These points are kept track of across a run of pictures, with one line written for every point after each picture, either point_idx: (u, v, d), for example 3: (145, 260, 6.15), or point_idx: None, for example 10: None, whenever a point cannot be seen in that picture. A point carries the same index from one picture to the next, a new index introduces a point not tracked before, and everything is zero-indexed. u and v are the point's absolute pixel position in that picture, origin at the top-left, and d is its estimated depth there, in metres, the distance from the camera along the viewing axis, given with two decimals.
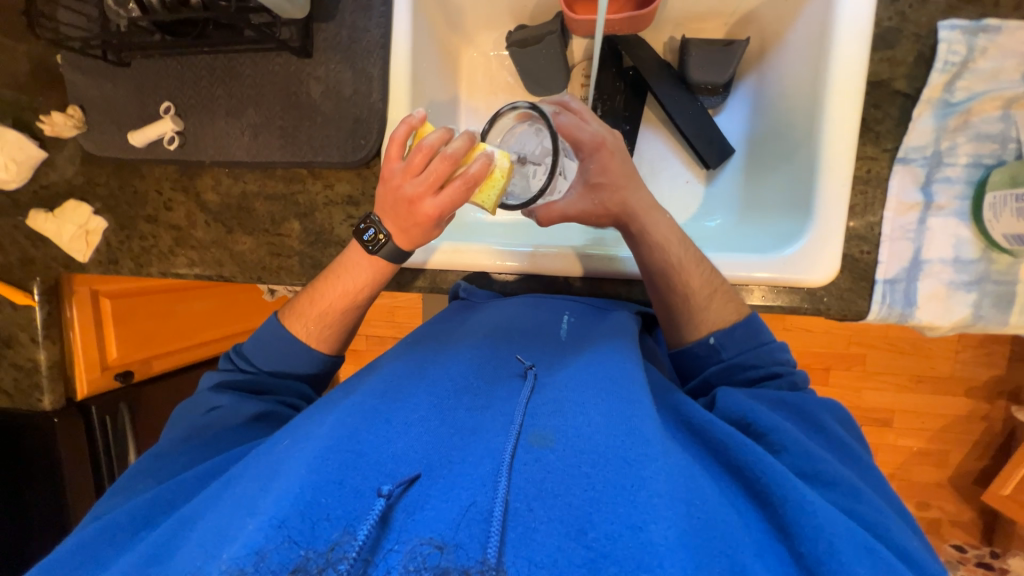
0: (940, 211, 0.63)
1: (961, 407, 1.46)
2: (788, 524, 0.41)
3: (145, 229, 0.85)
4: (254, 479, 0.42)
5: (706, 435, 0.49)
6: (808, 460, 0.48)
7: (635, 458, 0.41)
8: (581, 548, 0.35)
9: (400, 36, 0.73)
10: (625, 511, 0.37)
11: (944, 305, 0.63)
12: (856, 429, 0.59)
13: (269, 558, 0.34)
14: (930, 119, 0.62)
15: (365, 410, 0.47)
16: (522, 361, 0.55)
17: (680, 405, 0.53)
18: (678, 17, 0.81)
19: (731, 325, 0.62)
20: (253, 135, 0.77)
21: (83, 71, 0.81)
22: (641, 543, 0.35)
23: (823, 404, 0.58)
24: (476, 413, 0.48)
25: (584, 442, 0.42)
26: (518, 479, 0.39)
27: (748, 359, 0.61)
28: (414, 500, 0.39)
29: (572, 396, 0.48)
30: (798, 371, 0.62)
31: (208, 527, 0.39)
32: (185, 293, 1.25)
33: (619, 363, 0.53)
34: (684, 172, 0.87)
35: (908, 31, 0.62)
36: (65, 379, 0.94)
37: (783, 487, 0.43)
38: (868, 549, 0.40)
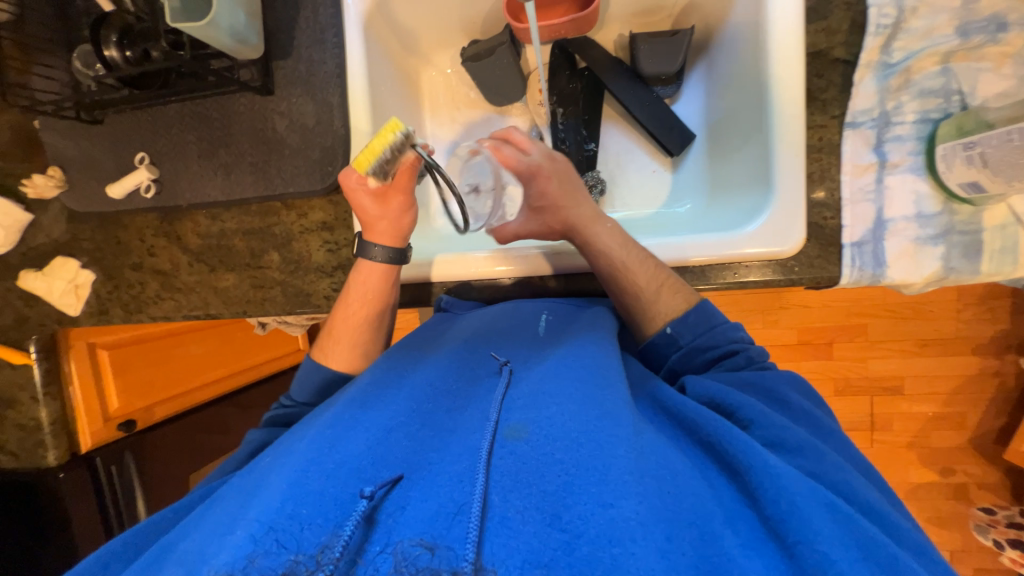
0: (895, 168, 0.64)
1: (970, 366, 1.44)
2: (755, 489, 0.41)
3: (132, 277, 0.87)
4: (237, 496, 0.41)
5: (678, 417, 0.50)
6: (774, 430, 0.49)
7: (606, 438, 0.41)
8: (556, 533, 0.35)
9: (356, 64, 0.75)
10: (598, 491, 0.37)
11: (913, 261, 0.64)
12: (813, 390, 0.61)
13: (262, 563, 0.33)
14: (872, 81, 0.63)
15: (343, 418, 0.47)
16: (496, 357, 0.56)
17: (655, 391, 0.54)
18: (623, 15, 0.84)
19: (684, 313, 0.62)
20: (226, 175, 0.80)
21: (59, 132, 0.84)
22: (611, 519, 0.35)
23: (784, 377, 0.59)
24: (455, 413, 0.49)
25: (557, 430, 0.43)
26: (496, 474, 0.40)
27: (705, 342, 0.61)
28: (397, 501, 0.39)
29: (546, 387, 0.48)
30: (755, 346, 0.63)
31: (186, 550, 0.38)
32: (181, 336, 1.24)
33: (590, 352, 0.54)
34: (650, 162, 0.89)
35: (839, 1, 0.64)
36: (68, 434, 0.97)
37: (747, 453, 0.43)
38: (831, 507, 0.39)
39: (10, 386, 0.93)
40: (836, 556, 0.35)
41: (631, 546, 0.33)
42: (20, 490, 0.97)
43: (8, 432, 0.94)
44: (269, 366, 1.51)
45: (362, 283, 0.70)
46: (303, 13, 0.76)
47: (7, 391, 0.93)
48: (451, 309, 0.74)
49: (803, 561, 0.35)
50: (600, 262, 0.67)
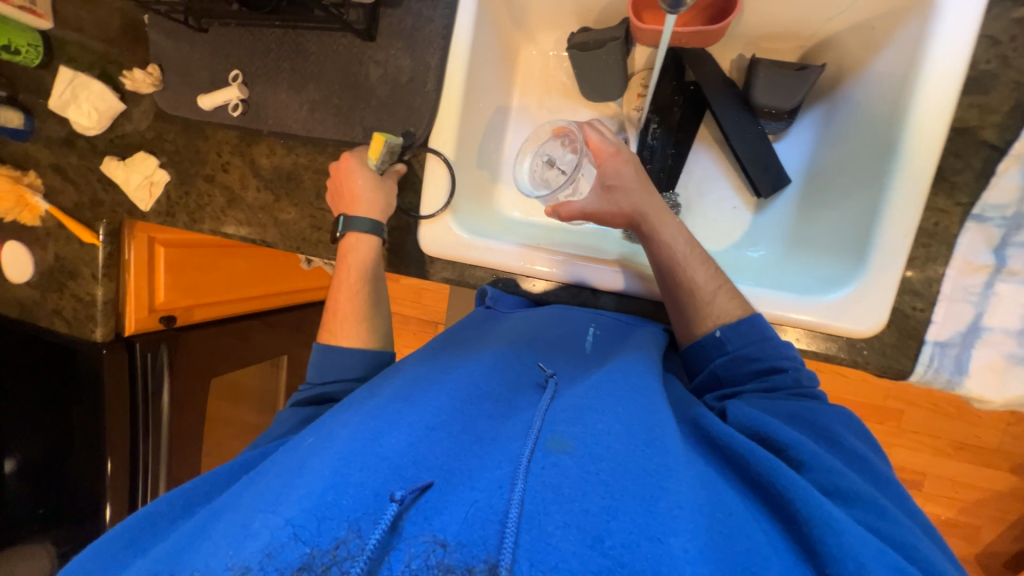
0: (1012, 278, 0.57)
1: (1003, 483, 1.35)
2: (815, 543, 0.39)
3: (203, 188, 0.90)
4: (278, 475, 0.43)
5: (723, 448, 0.48)
6: (829, 476, 0.46)
7: (653, 470, 0.40)
8: (598, 557, 0.35)
9: (463, 29, 0.73)
10: (646, 522, 0.36)
11: (999, 379, 0.58)
12: (871, 438, 0.57)
13: (273, 559, 0.35)
14: (1016, 176, 0.56)
15: (387, 408, 0.48)
16: (544, 369, 0.56)
17: (698, 417, 0.51)
18: (751, 35, 0.77)
19: (737, 320, 0.60)
20: (310, 111, 0.80)
21: (165, 32, 0.86)
22: (661, 554, 0.34)
23: (834, 413, 0.56)
24: (498, 421, 0.48)
25: (603, 451, 0.42)
26: (537, 484, 0.39)
27: (754, 353, 0.59)
28: (434, 501, 0.39)
29: (591, 404, 0.47)
30: (804, 367, 0.59)
31: (229, 521, 0.40)
32: (233, 250, 1.31)
33: (639, 373, 0.53)
34: (733, 197, 0.84)
35: (1007, 78, 0.57)
36: (116, 316, 1.05)
37: (805, 501, 0.41)
38: (898, 569, 0.38)
39: (76, 259, 1.01)
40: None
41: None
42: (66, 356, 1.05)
43: (67, 301, 1.03)
44: (300, 297, 1.57)
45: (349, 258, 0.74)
46: None
47: (74, 264, 1.01)
48: (494, 305, 0.74)
49: None
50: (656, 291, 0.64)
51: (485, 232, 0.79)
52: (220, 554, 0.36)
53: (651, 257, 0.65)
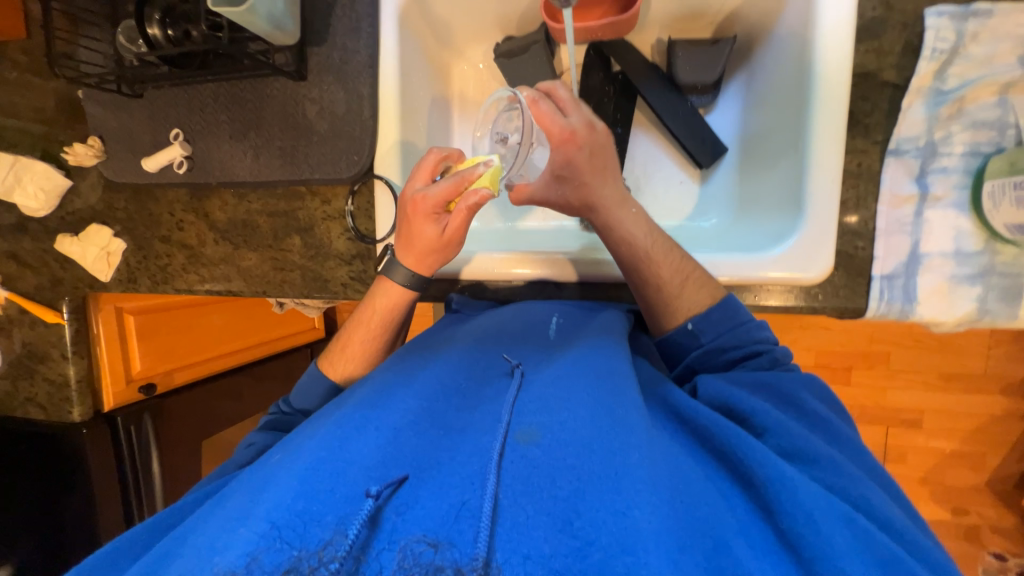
0: (936, 203, 0.61)
1: (996, 406, 1.38)
2: (770, 501, 0.41)
3: (160, 249, 0.90)
4: (245, 491, 0.42)
5: (687, 421, 0.49)
6: (789, 439, 0.48)
7: (617, 445, 0.41)
8: (568, 538, 0.36)
9: (388, 55, 0.75)
10: (611, 497, 0.38)
11: (946, 300, 0.61)
12: (835, 400, 0.59)
13: (261, 561, 0.35)
14: (921, 108, 0.60)
15: (353, 416, 0.47)
16: (508, 361, 0.56)
17: (666, 395, 0.52)
18: (663, 19, 0.81)
19: (707, 308, 0.62)
20: (254, 156, 0.81)
21: (101, 104, 0.87)
22: (625, 527, 0.35)
23: (804, 381, 0.57)
24: (466, 417, 0.49)
25: (568, 435, 0.43)
26: (507, 477, 0.40)
27: (730, 340, 0.60)
28: (404, 502, 0.39)
29: (556, 393, 0.48)
30: (779, 347, 0.61)
31: (197, 541, 0.39)
32: (205, 306, 1.29)
33: (603, 359, 0.53)
34: (678, 172, 0.87)
35: (894, 21, 0.60)
36: (93, 392, 1.03)
37: (762, 465, 0.43)
38: (849, 520, 0.39)
39: (44, 342, 0.98)
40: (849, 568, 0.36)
41: (645, 554, 0.34)
42: (45, 444, 1.01)
43: (40, 386, 1.00)
44: (283, 343, 1.56)
45: (377, 305, 0.68)
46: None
47: (41, 348, 0.99)
48: (461, 310, 0.75)
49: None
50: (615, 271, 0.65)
51: None
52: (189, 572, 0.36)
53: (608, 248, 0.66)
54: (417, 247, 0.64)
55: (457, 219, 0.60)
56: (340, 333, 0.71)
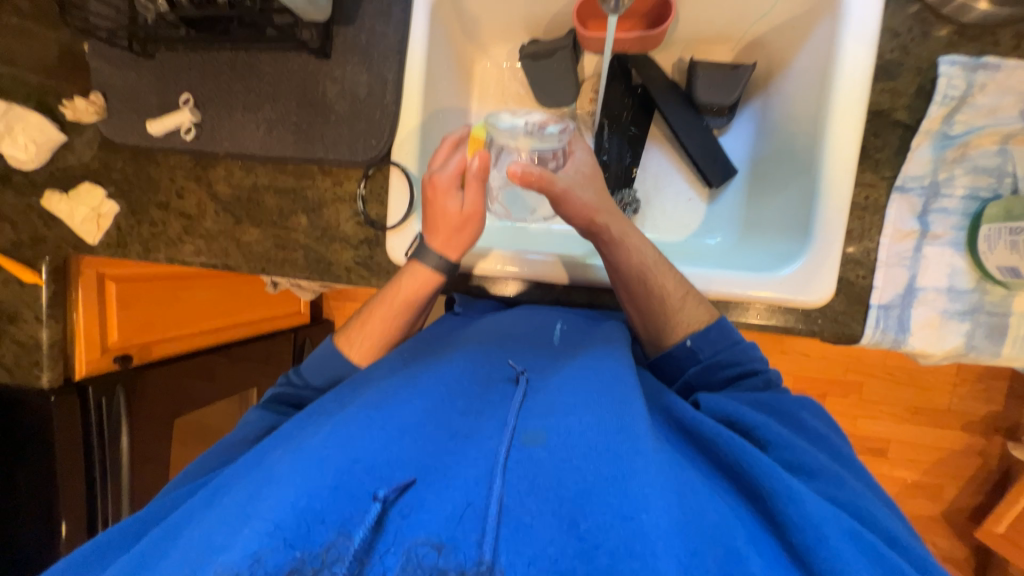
0: (935, 240, 0.64)
1: (957, 441, 1.45)
2: (778, 515, 0.41)
3: (156, 216, 0.87)
4: (246, 488, 0.41)
5: (689, 429, 0.49)
6: (794, 452, 0.49)
7: (625, 451, 0.41)
8: (573, 541, 0.36)
9: (416, 43, 0.75)
10: (620, 503, 0.37)
11: (936, 333, 0.64)
12: (828, 417, 0.61)
13: (264, 563, 0.33)
14: (928, 149, 0.63)
15: (359, 415, 0.47)
16: (512, 365, 0.56)
17: (669, 404, 0.52)
18: (687, 39, 0.83)
19: (706, 326, 0.63)
20: (267, 130, 0.79)
21: (108, 60, 0.84)
22: (633, 531, 0.35)
23: (800, 401, 0.59)
24: (472, 419, 0.48)
25: (574, 439, 0.42)
26: (512, 477, 0.40)
27: (728, 356, 0.61)
28: (410, 503, 0.38)
29: (562, 398, 0.47)
30: (772, 368, 0.63)
31: (198, 534, 0.39)
32: (189, 281, 1.25)
33: (610, 366, 0.53)
34: (687, 190, 0.89)
35: (909, 64, 0.64)
36: (65, 359, 0.98)
37: (769, 477, 0.43)
38: (853, 533, 0.40)
39: (17, 302, 0.93)
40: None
41: (653, 559, 0.33)
42: (6, 408, 0.96)
43: (7, 347, 0.95)
44: (267, 326, 1.51)
45: (406, 289, 0.69)
46: None
47: (13, 307, 0.94)
48: (463, 311, 0.75)
49: None
50: (634, 280, 0.64)
51: None
52: (190, 568, 0.35)
53: (610, 258, 0.66)
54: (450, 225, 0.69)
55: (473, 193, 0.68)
56: (365, 311, 0.71)
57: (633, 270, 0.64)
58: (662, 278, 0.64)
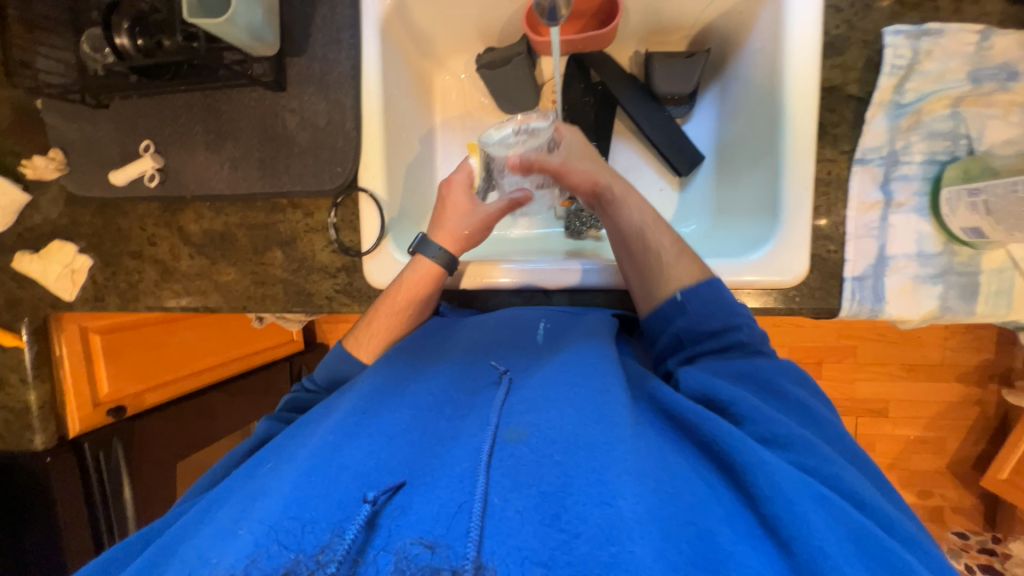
0: (900, 208, 0.65)
1: (954, 393, 1.47)
2: (751, 489, 0.41)
3: (131, 266, 0.86)
4: (237, 503, 0.41)
5: (667, 408, 0.49)
6: (767, 425, 0.48)
7: (603, 440, 0.41)
8: (555, 533, 0.35)
9: (370, 66, 0.75)
10: (596, 490, 0.37)
11: (911, 299, 0.65)
12: (813, 384, 0.58)
13: (260, 563, 0.33)
14: (883, 120, 0.64)
15: (348, 424, 0.47)
16: (496, 366, 0.55)
17: (654, 391, 0.51)
18: (640, 32, 0.84)
19: (695, 283, 0.60)
20: (232, 169, 0.79)
21: (63, 115, 0.82)
22: (610, 517, 0.35)
23: (781, 366, 0.57)
24: (457, 422, 0.47)
25: (556, 433, 0.42)
26: (496, 475, 0.39)
27: (715, 316, 0.58)
28: (400, 507, 0.38)
29: (546, 392, 0.47)
30: (762, 332, 0.59)
31: (191, 547, 0.39)
32: (176, 323, 1.24)
33: (592, 360, 0.52)
34: (658, 180, 0.89)
35: (856, 38, 0.64)
36: (56, 418, 0.96)
37: (740, 450, 0.43)
38: (819, 496, 0.40)
39: (1, 368, 0.92)
40: (830, 549, 0.36)
41: (630, 543, 0.33)
42: (2, 476, 0.95)
43: None
44: (261, 359, 1.49)
45: (411, 282, 0.70)
46: (320, 10, 0.75)
47: None
48: (448, 315, 0.75)
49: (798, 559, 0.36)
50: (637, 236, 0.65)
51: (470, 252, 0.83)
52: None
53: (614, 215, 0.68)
54: (465, 228, 0.73)
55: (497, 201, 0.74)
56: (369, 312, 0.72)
57: (632, 229, 0.65)
58: (658, 236, 0.64)
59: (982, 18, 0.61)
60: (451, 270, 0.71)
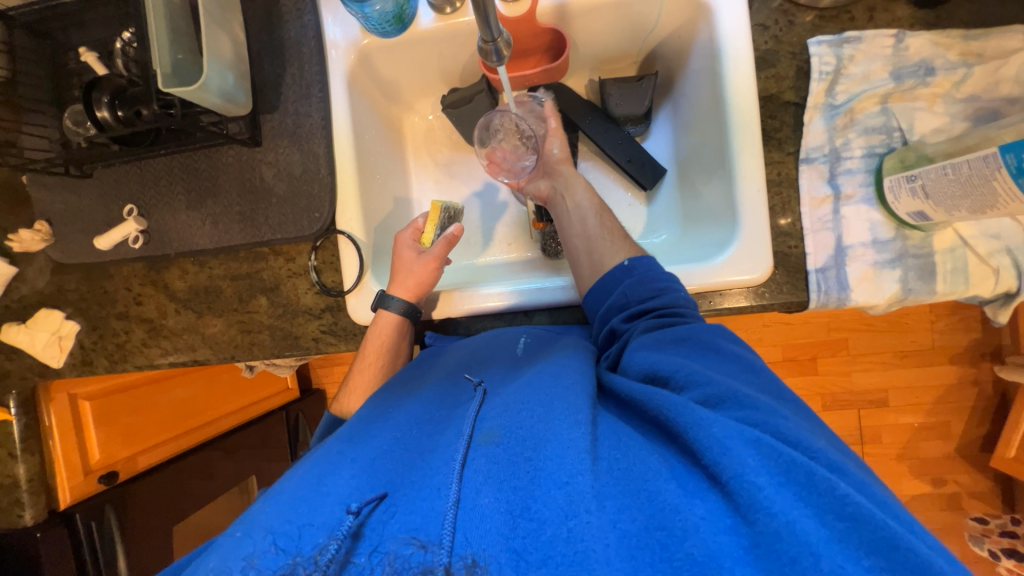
0: (849, 200, 0.68)
1: (950, 375, 1.48)
2: (692, 445, 0.38)
3: (118, 326, 0.87)
4: (227, 539, 0.39)
5: (621, 397, 0.48)
6: (709, 386, 0.44)
7: (563, 426, 0.41)
8: (524, 522, 0.35)
9: (340, 116, 0.79)
10: (555, 473, 0.37)
11: (874, 284, 0.67)
12: (745, 344, 0.55)
13: (257, 564, 0.35)
14: (820, 121, 0.68)
15: (332, 454, 0.46)
16: (471, 380, 0.55)
17: (610, 380, 0.50)
18: (591, 62, 0.90)
19: (641, 255, 0.65)
20: (213, 224, 0.82)
21: (47, 187, 0.85)
22: (568, 495, 0.35)
23: (714, 328, 0.55)
24: (437, 437, 0.47)
25: (525, 431, 0.42)
26: (469, 472, 0.39)
27: (655, 278, 0.62)
28: (384, 514, 0.38)
29: (516, 398, 0.46)
30: (695, 310, 0.60)
31: None
32: (166, 381, 1.22)
33: (564, 362, 0.52)
34: (626, 196, 0.93)
35: (784, 51, 0.70)
36: (47, 490, 0.95)
37: (678, 413, 0.41)
38: (755, 441, 0.37)
39: None
40: (761, 481, 0.34)
41: (586, 515, 0.34)
42: None
43: None
44: (257, 409, 1.47)
45: (377, 335, 0.74)
46: (289, 69, 0.80)
47: None
48: (435, 344, 0.76)
49: (741, 506, 0.33)
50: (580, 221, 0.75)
51: (454, 283, 0.87)
52: None
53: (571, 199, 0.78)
54: (417, 275, 0.75)
55: (439, 246, 0.77)
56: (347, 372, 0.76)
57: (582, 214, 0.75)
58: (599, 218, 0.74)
59: (894, 23, 0.67)
60: (411, 319, 0.75)
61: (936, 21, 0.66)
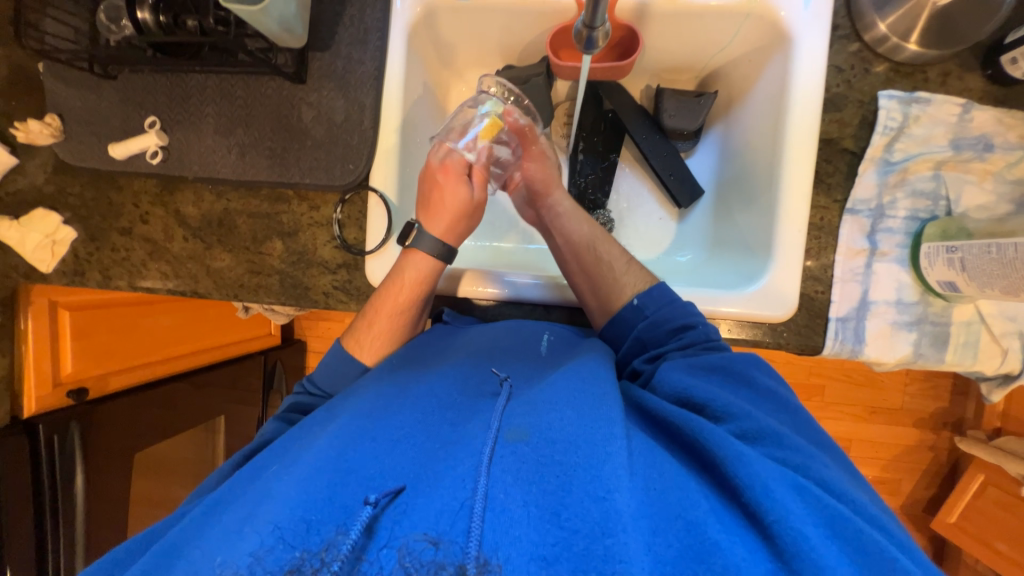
0: (883, 257, 0.69)
1: (911, 437, 1.54)
2: (732, 479, 0.40)
3: (118, 242, 0.83)
4: (240, 511, 0.39)
5: (653, 415, 0.49)
6: (748, 421, 0.46)
7: (598, 436, 0.40)
8: (554, 529, 0.35)
9: (394, 70, 0.76)
10: (591, 485, 0.37)
11: (888, 342, 0.69)
12: (777, 375, 0.57)
13: (264, 561, 0.34)
14: (873, 174, 0.69)
15: (351, 429, 0.45)
16: (498, 374, 0.54)
17: (641, 399, 0.51)
18: (653, 68, 0.88)
19: (648, 288, 0.64)
20: (239, 155, 0.78)
21: (66, 80, 0.79)
22: (606, 511, 0.35)
23: (748, 358, 0.56)
24: (460, 427, 0.45)
25: (556, 433, 0.41)
26: (496, 471, 0.38)
27: (669, 316, 0.61)
28: (400, 509, 0.37)
29: (547, 397, 0.46)
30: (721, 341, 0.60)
31: (195, 553, 0.37)
32: (150, 306, 1.19)
33: (594, 367, 0.51)
34: (659, 210, 0.93)
35: (853, 98, 0.70)
36: (13, 396, 0.93)
37: (718, 445, 0.42)
38: (799, 487, 0.39)
39: None
40: (808, 531, 0.35)
41: (625, 535, 0.33)
42: None
43: None
44: (234, 350, 1.45)
45: (408, 276, 0.70)
46: (349, 10, 0.76)
47: None
48: (452, 323, 0.73)
49: (787, 551, 0.34)
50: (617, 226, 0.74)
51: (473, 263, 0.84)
52: None
53: None
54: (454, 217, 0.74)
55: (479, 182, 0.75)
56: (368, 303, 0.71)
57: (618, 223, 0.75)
58: None
59: (964, 93, 0.68)
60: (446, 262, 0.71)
61: (1003, 100, 0.67)
